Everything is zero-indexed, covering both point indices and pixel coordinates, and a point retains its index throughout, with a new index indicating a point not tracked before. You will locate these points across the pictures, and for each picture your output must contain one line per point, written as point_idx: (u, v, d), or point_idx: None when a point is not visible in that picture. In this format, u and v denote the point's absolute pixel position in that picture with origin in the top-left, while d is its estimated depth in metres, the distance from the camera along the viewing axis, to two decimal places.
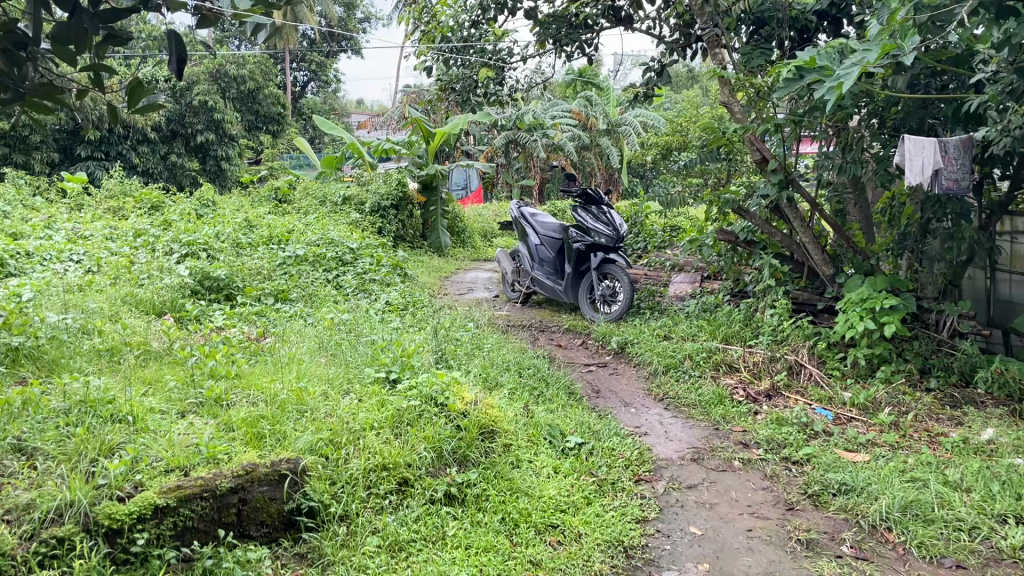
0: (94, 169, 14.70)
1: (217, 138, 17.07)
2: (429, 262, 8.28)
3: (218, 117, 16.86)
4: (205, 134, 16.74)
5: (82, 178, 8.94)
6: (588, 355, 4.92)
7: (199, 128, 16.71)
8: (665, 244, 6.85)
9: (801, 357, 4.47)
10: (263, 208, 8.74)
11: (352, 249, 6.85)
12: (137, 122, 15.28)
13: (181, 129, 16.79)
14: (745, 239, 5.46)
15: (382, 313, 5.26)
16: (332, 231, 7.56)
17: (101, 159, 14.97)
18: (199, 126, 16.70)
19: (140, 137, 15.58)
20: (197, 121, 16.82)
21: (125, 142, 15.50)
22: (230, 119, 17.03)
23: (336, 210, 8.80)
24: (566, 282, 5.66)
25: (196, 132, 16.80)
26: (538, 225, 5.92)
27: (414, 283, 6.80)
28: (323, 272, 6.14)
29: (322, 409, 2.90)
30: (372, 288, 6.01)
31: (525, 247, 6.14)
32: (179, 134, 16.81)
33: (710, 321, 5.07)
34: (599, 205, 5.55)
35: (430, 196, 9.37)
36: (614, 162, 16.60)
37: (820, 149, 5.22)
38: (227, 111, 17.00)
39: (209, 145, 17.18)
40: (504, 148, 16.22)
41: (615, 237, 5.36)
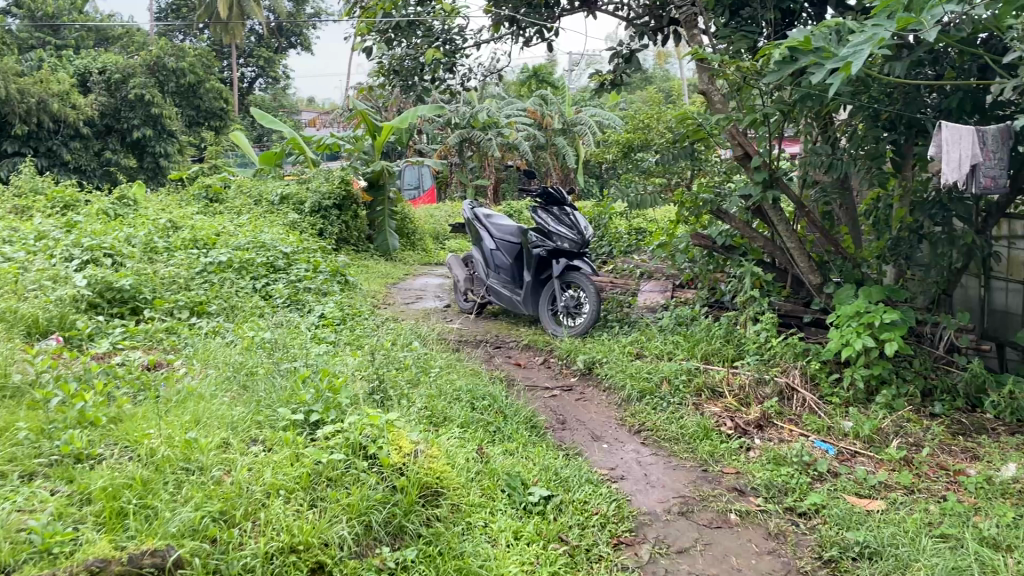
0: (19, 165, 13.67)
1: (155, 133, 16.12)
2: (374, 267, 7.62)
3: (157, 112, 15.95)
4: (142, 129, 15.80)
5: None
6: (551, 378, 4.33)
7: (136, 123, 15.75)
8: (631, 248, 6.29)
9: (792, 379, 3.93)
10: (192, 208, 7.98)
11: (285, 255, 6.15)
12: (68, 115, 14.33)
13: (117, 124, 15.82)
14: (724, 244, 4.91)
15: (315, 330, 4.59)
16: (265, 233, 6.85)
17: (28, 156, 13.98)
18: (135, 121, 15.77)
19: (72, 132, 14.60)
20: (134, 115, 15.88)
21: (55, 137, 14.48)
22: (169, 115, 16.14)
23: (273, 210, 8.08)
24: (524, 292, 5.06)
25: (132, 127, 15.86)
26: (494, 228, 5.33)
27: (356, 291, 6.13)
28: (250, 281, 5.44)
29: (215, 470, 2.25)
30: (306, 298, 5.33)
31: (479, 252, 5.53)
32: (115, 129, 15.85)
33: (687, 336, 4.51)
34: (561, 206, 4.96)
35: (377, 196, 8.68)
36: (571, 163, 16.07)
37: (805, 144, 4.70)
38: (166, 106, 16.06)
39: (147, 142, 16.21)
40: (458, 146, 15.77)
41: (580, 241, 4.78)
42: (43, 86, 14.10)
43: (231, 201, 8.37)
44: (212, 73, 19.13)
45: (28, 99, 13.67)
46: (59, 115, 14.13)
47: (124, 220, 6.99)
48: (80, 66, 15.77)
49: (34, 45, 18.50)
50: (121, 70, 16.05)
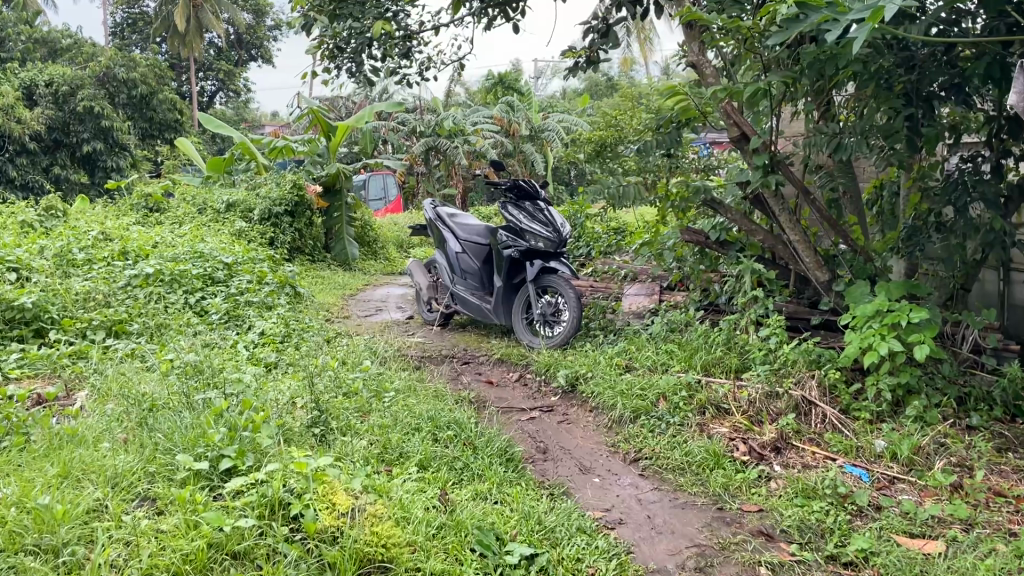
0: None
1: (107, 147, 15.36)
2: (331, 278, 6.98)
3: (108, 124, 15.18)
4: (92, 143, 15.02)
5: None
6: (528, 397, 3.73)
7: (85, 136, 14.97)
8: (612, 249, 5.71)
9: (808, 392, 3.37)
10: (129, 219, 7.28)
11: (227, 266, 5.49)
12: (12, 129, 13.55)
13: (65, 138, 15.02)
14: (717, 240, 4.36)
15: (254, 352, 3.95)
16: (206, 244, 6.18)
17: None
18: (85, 135, 14.99)
19: (17, 146, 13.80)
20: (84, 129, 15.09)
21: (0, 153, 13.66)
22: (121, 127, 15.37)
23: (218, 218, 7.39)
24: (495, 299, 4.47)
25: (82, 142, 15.07)
26: (460, 228, 4.73)
27: (307, 304, 5.50)
28: (183, 295, 4.78)
29: (67, 555, 1.63)
30: (247, 314, 4.68)
31: (444, 256, 4.92)
32: (64, 144, 15.05)
33: (683, 345, 3.94)
34: (534, 201, 4.39)
35: (332, 201, 8.07)
36: (541, 170, 15.52)
37: (808, 124, 4.17)
38: (117, 118, 15.31)
39: (98, 157, 15.42)
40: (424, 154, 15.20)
41: (556, 240, 4.21)
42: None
43: (173, 210, 7.68)
44: (165, 85, 18.37)
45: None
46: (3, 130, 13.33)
47: (48, 234, 6.28)
48: (25, 79, 14.75)
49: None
50: (69, 82, 15.28)
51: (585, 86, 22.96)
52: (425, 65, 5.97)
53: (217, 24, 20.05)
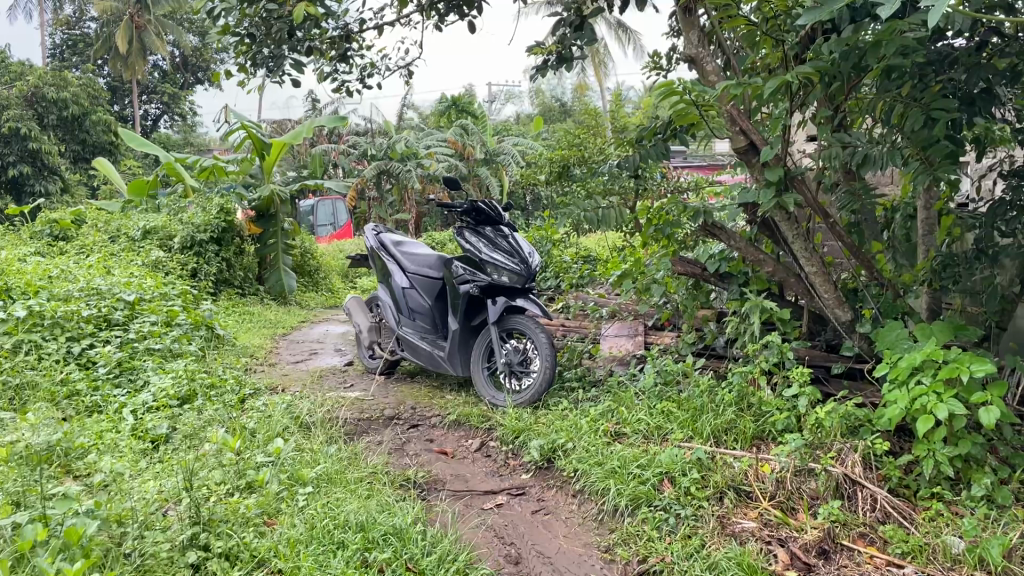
0: None
1: (35, 171, 14.35)
2: (263, 315, 6.12)
3: (36, 147, 14.18)
4: (18, 167, 14.01)
5: None
6: (493, 475, 2.94)
7: (12, 160, 13.96)
8: (584, 280, 4.93)
9: (850, 467, 2.64)
10: (28, 248, 6.34)
11: (129, 304, 4.59)
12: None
13: None
14: (716, 271, 3.63)
15: (139, 423, 3.08)
16: (111, 278, 5.29)
17: None
18: (11, 158, 14.02)
19: None
20: (11, 152, 14.08)
21: None
22: (50, 150, 14.43)
23: (132, 247, 6.46)
24: (449, 346, 3.66)
25: (7, 166, 14.11)
26: (408, 260, 3.93)
27: (227, 349, 4.63)
28: (66, 342, 3.89)
29: None
30: (143, 365, 3.80)
31: (387, 292, 4.09)
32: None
33: (683, 403, 3.17)
34: (496, 227, 3.62)
35: (266, 226, 7.15)
36: (496, 194, 14.76)
37: (826, 131, 3.45)
38: (46, 140, 14.31)
39: (25, 181, 14.36)
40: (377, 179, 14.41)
41: (524, 274, 3.44)
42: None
43: (82, 236, 6.72)
44: (101, 106, 17.37)
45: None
46: None
47: None
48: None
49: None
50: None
51: (540, 109, 22.37)
52: (367, 72, 5.15)
53: (159, 44, 19.13)
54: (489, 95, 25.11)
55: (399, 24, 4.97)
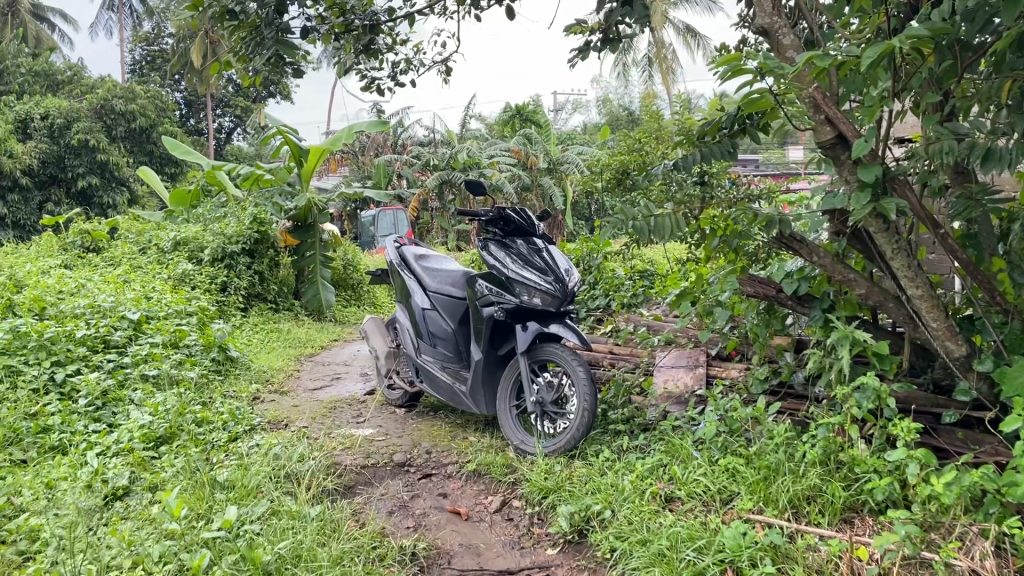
0: None
1: (103, 182, 14.49)
2: (294, 332, 5.69)
3: (104, 158, 14.32)
4: (87, 178, 14.08)
5: None
6: (513, 549, 2.37)
7: (81, 171, 14.11)
8: (638, 299, 4.32)
9: (977, 563, 1.92)
10: (55, 260, 6.05)
11: (134, 324, 4.18)
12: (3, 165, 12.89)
13: (62, 173, 14.22)
14: (793, 293, 3.00)
15: (101, 468, 2.62)
16: (128, 295, 4.92)
17: None
18: (80, 169, 14.14)
19: (9, 183, 13.19)
20: (80, 163, 14.24)
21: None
22: (117, 161, 14.52)
23: (161, 259, 6.11)
24: (470, 381, 3.10)
25: (77, 177, 14.15)
26: (430, 277, 3.40)
27: (239, 373, 4.17)
28: (50, 366, 3.46)
29: None
30: (130, 395, 3.35)
31: (405, 315, 3.56)
32: (60, 179, 14.28)
33: (753, 461, 2.54)
34: (528, 239, 3.06)
35: (303, 237, 6.59)
36: (558, 205, 14.17)
37: (933, 120, 2.77)
38: (113, 151, 14.42)
39: (93, 192, 14.50)
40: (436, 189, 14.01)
41: (558, 295, 2.86)
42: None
43: (112, 248, 6.42)
44: (168, 118, 17.53)
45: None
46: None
47: None
48: (20, 111, 14.27)
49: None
50: (65, 115, 14.42)
51: (607, 118, 21.70)
52: (399, 70, 4.64)
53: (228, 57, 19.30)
54: (555, 105, 24.48)
55: (432, 13, 4.44)
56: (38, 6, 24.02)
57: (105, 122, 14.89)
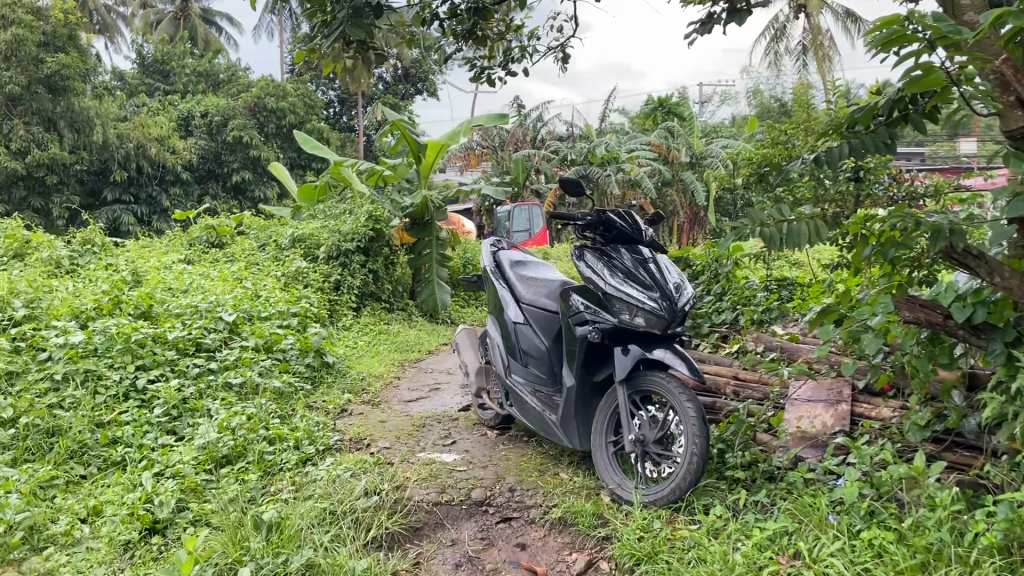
0: (121, 214, 13.02)
1: (255, 177, 15.07)
2: (404, 335, 5.46)
3: (256, 154, 14.88)
4: (240, 173, 14.67)
5: None
6: None
7: (234, 167, 14.73)
8: (772, 315, 3.75)
9: None
10: (180, 254, 6.12)
11: (229, 326, 4.03)
12: (166, 160, 13.63)
13: (218, 169, 14.91)
14: (967, 323, 2.37)
15: (151, 491, 2.40)
16: (238, 293, 4.83)
17: (130, 205, 13.48)
18: (234, 165, 14.75)
19: (171, 177, 13.97)
20: (234, 159, 14.86)
21: (156, 183, 13.81)
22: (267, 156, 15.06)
23: (277, 256, 6.04)
24: (561, 410, 2.69)
25: (231, 172, 14.81)
26: (524, 288, 3.03)
27: (332, 383, 3.95)
28: (135, 370, 3.33)
29: None
30: (208, 404, 3.17)
31: (497, 329, 3.19)
32: (216, 174, 14.96)
33: (909, 541, 1.97)
34: (634, 249, 2.63)
35: (421, 235, 6.37)
36: (700, 201, 13.42)
37: None
38: (264, 148, 14.94)
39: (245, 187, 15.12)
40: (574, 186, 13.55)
41: (666, 316, 2.41)
42: (141, 131, 13.44)
43: (234, 244, 6.44)
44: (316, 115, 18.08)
45: (126, 143, 13.14)
46: (158, 160, 13.62)
47: (68, 279, 5.20)
48: (183, 110, 15.07)
49: (145, 92, 18.09)
50: (222, 113, 15.09)
51: (758, 110, 20.53)
52: (511, 57, 4.20)
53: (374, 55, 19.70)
54: (703, 96, 23.38)
55: None
56: (208, 9, 25.44)
57: (258, 119, 15.38)
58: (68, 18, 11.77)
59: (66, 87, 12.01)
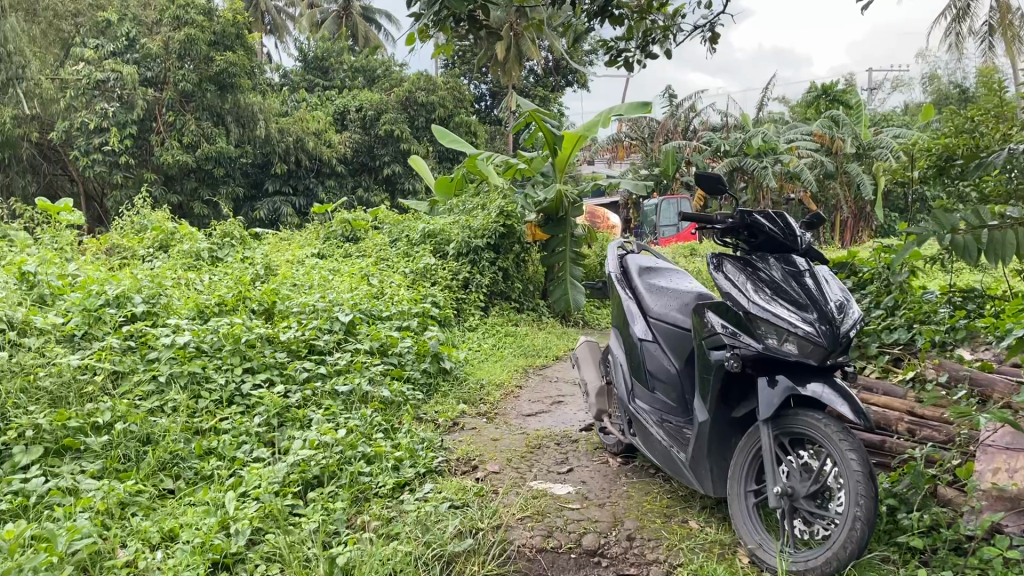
0: (280, 206, 13.48)
1: (405, 169, 15.23)
2: (535, 338, 5.15)
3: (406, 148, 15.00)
4: (391, 166, 14.87)
5: (66, 206, 6.10)
6: None
7: (386, 160, 14.94)
8: (958, 335, 3.13)
9: None
10: (314, 249, 6.08)
11: (345, 327, 3.85)
12: (322, 153, 14.00)
13: (370, 162, 15.20)
14: None
15: (230, 517, 2.18)
16: (362, 289, 4.66)
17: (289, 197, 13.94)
18: (385, 158, 14.97)
19: (327, 170, 14.35)
20: (386, 152, 15.07)
21: (313, 176, 14.21)
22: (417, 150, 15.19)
23: (407, 252, 5.88)
24: (692, 449, 2.27)
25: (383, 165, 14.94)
26: (652, 299, 2.64)
27: (448, 393, 3.68)
28: (242, 373, 3.18)
29: None
30: (310, 414, 2.96)
31: (620, 345, 2.81)
32: (369, 167, 15.25)
33: None
34: (787, 261, 2.20)
35: (554, 232, 6.06)
36: (869, 195, 12.29)
37: None
38: (415, 141, 15.01)
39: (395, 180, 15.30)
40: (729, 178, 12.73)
41: (821, 340, 1.94)
42: (299, 125, 13.84)
43: (367, 238, 6.34)
44: None
45: (286, 137, 13.57)
46: (314, 153, 14.01)
47: (205, 271, 5.23)
48: (339, 105, 15.48)
49: (306, 88, 18.79)
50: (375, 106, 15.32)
51: (939, 95, 18.71)
52: (650, 38, 3.76)
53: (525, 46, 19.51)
54: (873, 82, 21.67)
55: None
56: (369, 7, 26.19)
57: (410, 114, 15.18)
58: (236, 18, 12.22)
59: (233, 84, 12.29)
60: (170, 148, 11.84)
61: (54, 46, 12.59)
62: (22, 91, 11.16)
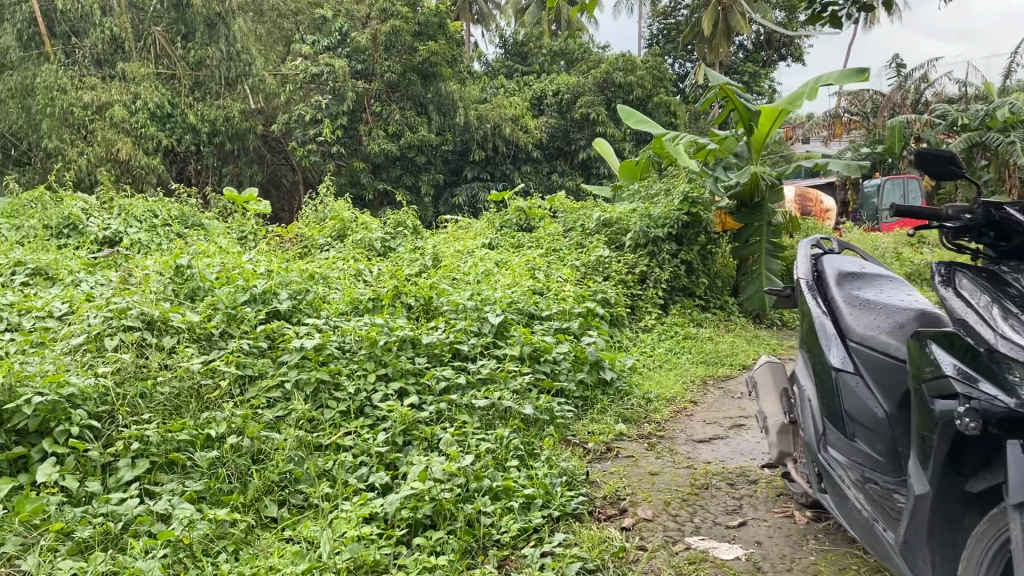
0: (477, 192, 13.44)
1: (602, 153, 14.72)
2: (720, 341, 4.53)
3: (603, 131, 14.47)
4: (588, 150, 14.41)
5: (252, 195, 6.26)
6: None
7: (582, 144, 14.50)
8: None
9: None
10: (487, 238, 5.80)
11: (496, 330, 3.48)
12: (519, 139, 13.79)
13: (566, 146, 14.83)
14: None
15: (320, 565, 1.86)
16: (529, 284, 4.27)
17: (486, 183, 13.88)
18: (582, 142, 14.54)
19: (524, 156, 14.12)
20: (582, 136, 14.63)
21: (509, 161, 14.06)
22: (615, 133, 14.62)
23: (581, 243, 5.45)
24: (910, 529, 1.63)
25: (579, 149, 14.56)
26: (853, 316, 2.03)
27: (607, 411, 3.20)
28: (375, 382, 2.88)
29: None
30: (440, 433, 2.61)
31: (809, 371, 2.21)
32: (565, 152, 14.89)
33: None
34: None
35: (746, 220, 5.30)
36: None
37: None
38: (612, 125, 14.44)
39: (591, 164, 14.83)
40: (969, 155, 11.08)
41: None
42: (497, 111, 13.76)
43: (541, 228, 5.98)
44: None
45: (485, 124, 13.45)
46: (511, 139, 13.83)
47: (376, 262, 5.09)
48: (536, 90, 15.25)
49: (504, 74, 18.79)
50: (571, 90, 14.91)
51: None
52: None
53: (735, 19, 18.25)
54: None
55: None
56: None
57: (607, 97, 14.64)
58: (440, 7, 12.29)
59: (436, 72, 12.37)
60: (376, 136, 12.15)
61: (279, 43, 13.32)
62: (250, 86, 11.64)
